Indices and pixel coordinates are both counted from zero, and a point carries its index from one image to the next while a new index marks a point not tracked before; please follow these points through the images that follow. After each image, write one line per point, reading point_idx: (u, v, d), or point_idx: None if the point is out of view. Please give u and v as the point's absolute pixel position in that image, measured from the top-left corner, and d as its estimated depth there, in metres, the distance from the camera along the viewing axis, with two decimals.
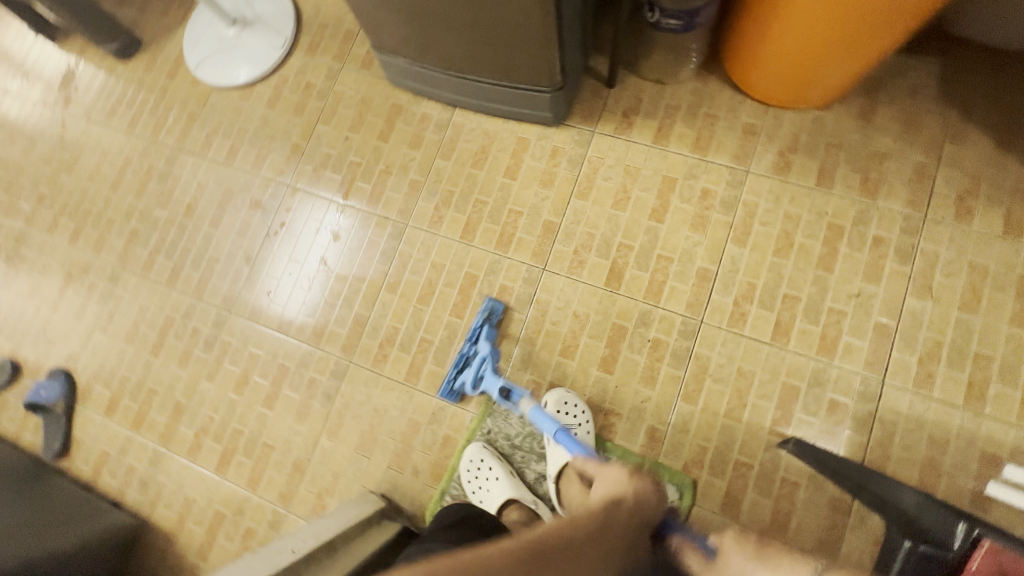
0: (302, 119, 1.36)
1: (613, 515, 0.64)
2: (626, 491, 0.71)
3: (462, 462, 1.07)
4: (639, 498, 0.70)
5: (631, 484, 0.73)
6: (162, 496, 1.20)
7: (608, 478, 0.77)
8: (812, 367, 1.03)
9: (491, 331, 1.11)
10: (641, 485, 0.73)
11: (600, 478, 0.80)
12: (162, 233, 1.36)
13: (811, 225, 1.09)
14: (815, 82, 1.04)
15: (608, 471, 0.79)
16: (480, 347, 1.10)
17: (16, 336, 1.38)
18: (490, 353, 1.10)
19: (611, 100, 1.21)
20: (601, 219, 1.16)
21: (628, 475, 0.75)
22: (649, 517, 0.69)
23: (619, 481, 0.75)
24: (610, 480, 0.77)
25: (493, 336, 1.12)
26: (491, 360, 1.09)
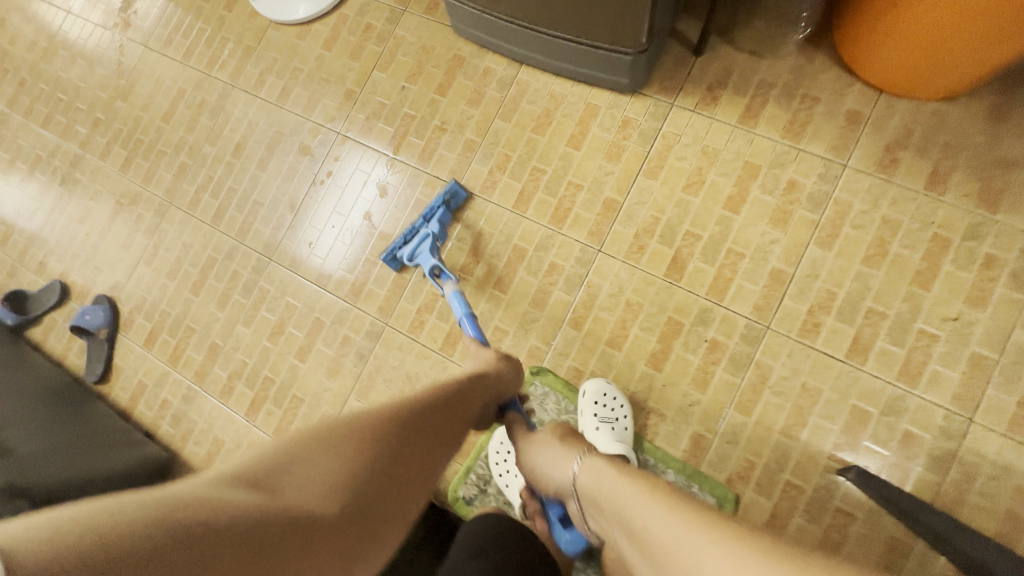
0: (358, 64, 1.28)
1: (476, 386, 0.76)
2: (489, 370, 0.80)
3: (492, 444, 1.04)
4: (494, 372, 0.81)
5: (495, 366, 0.82)
6: (193, 433, 1.22)
7: (481, 359, 0.84)
8: (889, 393, 0.92)
9: (445, 215, 1.11)
10: (501, 368, 0.82)
11: (473, 359, 0.87)
12: (210, 171, 1.34)
13: (911, 234, 0.96)
14: (947, 71, 0.89)
15: (481, 355, 0.86)
16: (431, 226, 1.10)
17: (65, 258, 1.40)
18: (439, 231, 1.10)
19: (697, 70, 1.08)
20: (669, 203, 1.06)
21: (494, 358, 0.83)
22: (503, 392, 0.81)
23: (486, 362, 0.83)
24: (479, 361, 0.84)
25: (446, 220, 1.12)
26: (435, 238, 1.08)
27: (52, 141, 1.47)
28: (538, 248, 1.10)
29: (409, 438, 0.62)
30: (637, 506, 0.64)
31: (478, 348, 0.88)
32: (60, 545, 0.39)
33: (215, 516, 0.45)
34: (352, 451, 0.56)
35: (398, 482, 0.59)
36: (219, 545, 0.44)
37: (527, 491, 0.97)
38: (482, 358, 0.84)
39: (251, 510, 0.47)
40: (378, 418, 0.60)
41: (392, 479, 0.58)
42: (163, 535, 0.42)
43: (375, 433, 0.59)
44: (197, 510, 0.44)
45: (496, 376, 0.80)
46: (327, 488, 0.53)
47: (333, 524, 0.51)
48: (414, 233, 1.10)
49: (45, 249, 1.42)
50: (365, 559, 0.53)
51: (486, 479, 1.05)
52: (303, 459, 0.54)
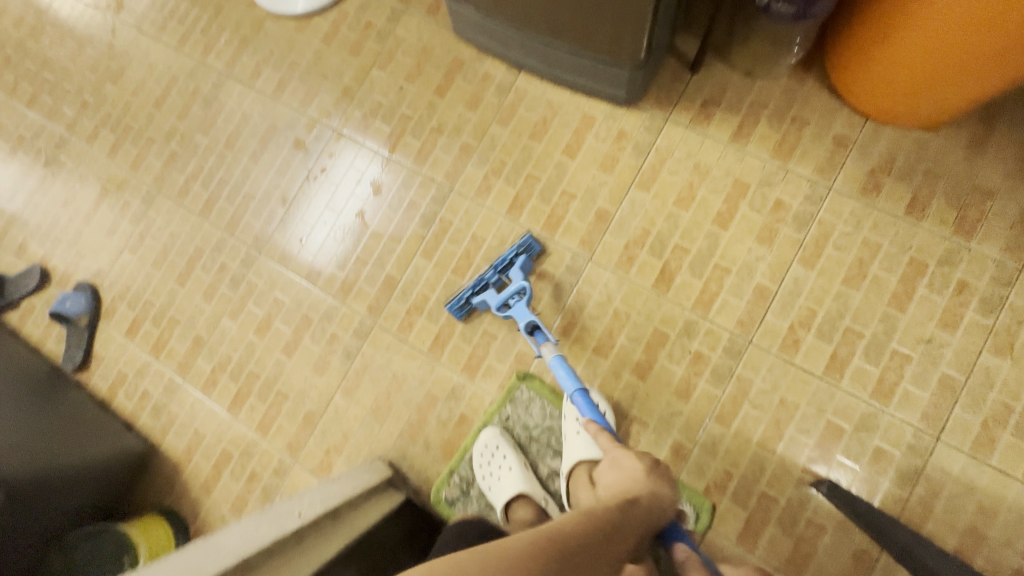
0: (357, 61, 1.28)
1: (623, 515, 0.58)
2: (640, 489, 0.68)
3: (477, 446, 1.04)
4: (648, 494, 0.66)
5: (642, 485, 0.69)
6: (173, 425, 1.20)
7: (624, 470, 0.74)
8: (862, 410, 0.96)
9: (525, 264, 1.05)
10: (654, 488, 0.69)
11: (613, 464, 0.77)
12: (201, 160, 1.32)
13: (890, 257, 0.99)
14: (928, 100, 0.93)
15: (626, 461, 0.76)
16: (514, 276, 1.03)
17: (47, 242, 1.37)
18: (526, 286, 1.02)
19: (692, 87, 1.11)
20: (660, 216, 1.08)
21: (644, 476, 0.71)
22: (661, 518, 0.65)
23: (632, 478, 0.72)
24: (624, 474, 0.74)
25: (526, 268, 1.06)
26: (524, 292, 1.02)
27: (37, 122, 1.44)
28: (534, 255, 1.09)
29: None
30: None
31: (615, 446, 0.79)
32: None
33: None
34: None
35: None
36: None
37: (509, 495, 0.98)
38: (629, 474, 0.72)
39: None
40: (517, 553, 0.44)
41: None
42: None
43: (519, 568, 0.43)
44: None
45: (648, 500, 0.65)
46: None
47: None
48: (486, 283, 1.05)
49: (25, 231, 1.39)
50: None
51: (469, 481, 1.06)
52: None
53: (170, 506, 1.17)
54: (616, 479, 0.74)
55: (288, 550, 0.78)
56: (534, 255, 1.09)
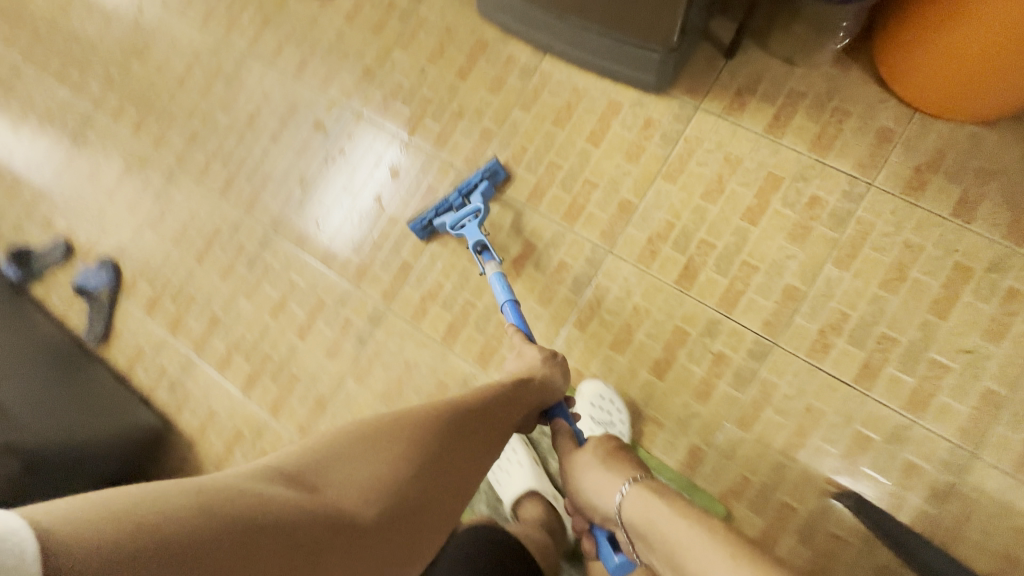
0: (379, 40, 1.25)
1: (517, 391, 0.76)
2: (534, 376, 0.81)
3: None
4: (540, 379, 0.81)
5: (538, 371, 0.82)
6: (189, 403, 1.21)
7: (525, 358, 0.85)
8: (894, 422, 0.90)
9: (486, 187, 1.07)
10: (547, 375, 0.82)
11: (516, 354, 0.87)
12: (221, 139, 1.32)
13: (933, 261, 0.93)
14: (987, 91, 0.86)
15: (528, 352, 0.86)
16: (474, 200, 1.05)
17: (72, 217, 1.39)
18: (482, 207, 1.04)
19: (727, 73, 1.05)
20: (686, 209, 1.04)
21: (541, 363, 0.83)
22: (550, 397, 0.81)
23: (531, 363, 0.83)
24: (525, 361, 0.85)
25: (489, 193, 1.08)
26: (480, 213, 1.03)
27: (64, 97, 1.45)
28: (498, 181, 1.12)
29: (450, 443, 0.63)
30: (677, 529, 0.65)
31: (522, 340, 0.89)
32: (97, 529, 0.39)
33: (260, 515, 0.46)
34: (396, 450, 0.59)
35: (442, 486, 0.61)
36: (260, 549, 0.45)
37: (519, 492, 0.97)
38: (528, 361, 0.84)
39: (294, 508, 0.49)
40: (425, 419, 0.63)
41: (431, 479, 0.60)
42: (208, 537, 0.43)
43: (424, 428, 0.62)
44: (243, 509, 0.46)
45: (539, 383, 0.80)
46: (369, 489, 0.55)
47: (373, 528, 0.54)
48: (450, 206, 1.08)
49: (52, 205, 1.41)
50: (410, 552, 0.56)
51: None
52: (348, 457, 0.56)
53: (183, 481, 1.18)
54: (516, 365, 0.85)
55: None
56: (497, 182, 1.11)
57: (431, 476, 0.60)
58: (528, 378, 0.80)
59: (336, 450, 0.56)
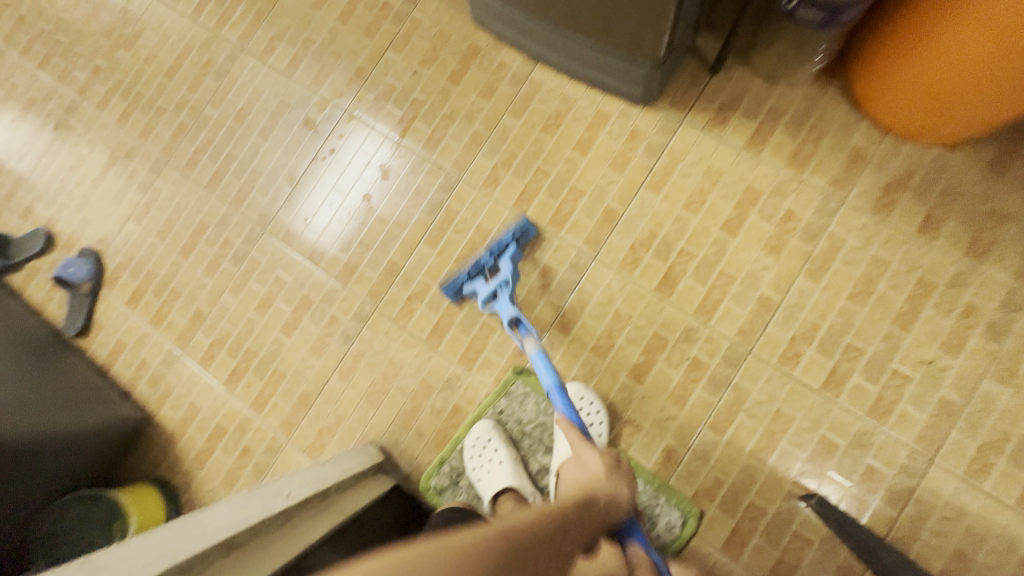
0: (372, 42, 1.26)
1: (586, 510, 0.70)
2: (598, 490, 0.76)
3: (469, 437, 1.04)
4: (606, 494, 0.75)
5: (603, 484, 0.77)
6: (170, 397, 1.21)
7: (587, 467, 0.81)
8: (858, 427, 0.95)
9: (517, 253, 1.05)
10: (612, 488, 0.77)
11: (578, 460, 0.83)
12: (210, 133, 1.31)
13: (898, 275, 0.98)
14: (951, 119, 0.91)
15: (590, 459, 0.82)
16: (503, 266, 1.04)
17: (53, 206, 1.37)
18: (512, 277, 1.03)
19: (710, 89, 1.09)
20: (668, 218, 1.07)
21: (606, 476, 0.79)
22: (619, 517, 0.75)
23: (595, 474, 0.79)
24: (587, 471, 0.81)
25: (517, 257, 1.06)
26: (510, 284, 1.03)
27: (48, 84, 1.43)
28: (527, 240, 1.09)
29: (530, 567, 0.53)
30: None
31: (581, 443, 0.85)
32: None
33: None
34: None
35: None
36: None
37: (497, 487, 0.99)
38: (590, 471, 0.80)
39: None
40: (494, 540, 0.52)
41: None
42: None
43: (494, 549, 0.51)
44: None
45: (605, 498, 0.75)
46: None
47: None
48: (481, 268, 1.05)
49: (32, 193, 1.39)
50: None
51: (459, 471, 1.06)
52: None
53: (162, 476, 1.18)
54: (578, 476, 0.81)
55: (276, 531, 0.77)
56: (526, 239, 1.09)
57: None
58: (594, 495, 0.74)
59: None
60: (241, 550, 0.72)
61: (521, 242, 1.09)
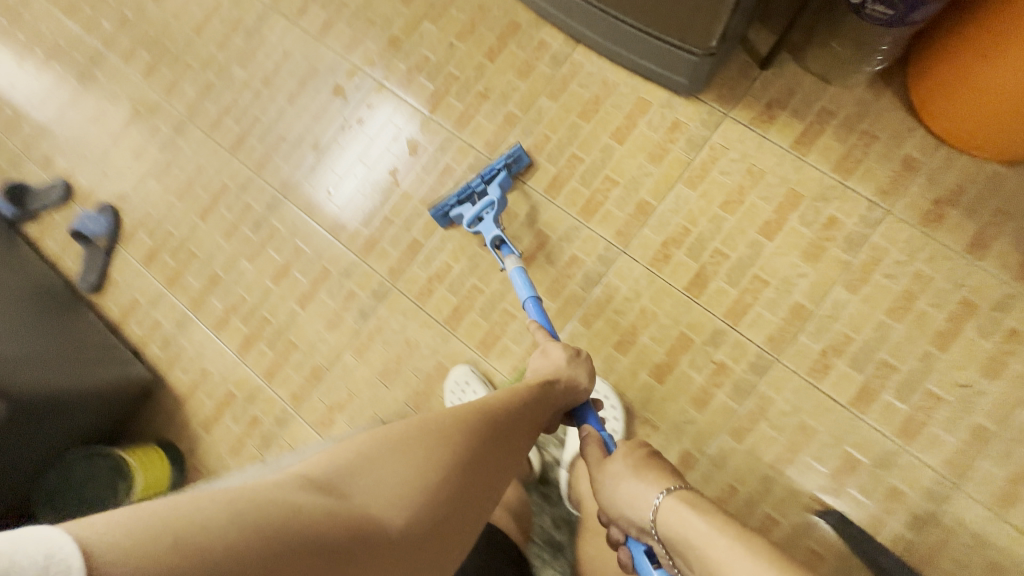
0: (409, 11, 1.21)
1: (545, 392, 0.74)
2: (557, 379, 0.78)
3: (450, 380, 1.05)
4: (564, 382, 0.78)
5: (563, 372, 0.79)
6: (181, 360, 1.20)
7: (550, 358, 0.81)
8: (884, 447, 0.92)
9: (506, 178, 1.05)
10: (571, 375, 0.80)
11: (542, 352, 0.84)
12: (236, 94, 1.28)
13: (941, 293, 0.94)
14: (1014, 131, 0.86)
15: (554, 351, 0.82)
16: (491, 190, 1.03)
17: (73, 158, 1.34)
18: (498, 199, 1.02)
19: (759, 84, 1.04)
20: (703, 216, 1.03)
21: (566, 365, 0.80)
22: (574, 400, 0.79)
23: (556, 364, 0.80)
24: (550, 361, 0.81)
25: (506, 184, 1.06)
26: (496, 205, 1.01)
27: (73, 32, 1.40)
28: (520, 168, 1.09)
29: (484, 445, 0.62)
30: None
31: (548, 339, 0.86)
32: (137, 551, 0.37)
33: (299, 517, 0.45)
34: (428, 452, 0.57)
35: (473, 486, 0.59)
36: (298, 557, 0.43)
37: None
38: (552, 359, 0.81)
39: (324, 514, 0.47)
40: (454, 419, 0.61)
41: (455, 488, 0.57)
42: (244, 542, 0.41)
43: (447, 430, 0.60)
44: (277, 513, 0.44)
45: (564, 382, 0.78)
46: (400, 494, 0.54)
47: (400, 538, 0.51)
48: (471, 193, 1.05)
49: (52, 144, 1.36)
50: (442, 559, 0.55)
51: None
52: (376, 463, 0.55)
53: (169, 439, 1.17)
54: (541, 365, 0.82)
55: None
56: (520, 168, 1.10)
57: (459, 485, 0.58)
58: (556, 381, 0.78)
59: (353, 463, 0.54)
60: None
61: (513, 170, 1.08)
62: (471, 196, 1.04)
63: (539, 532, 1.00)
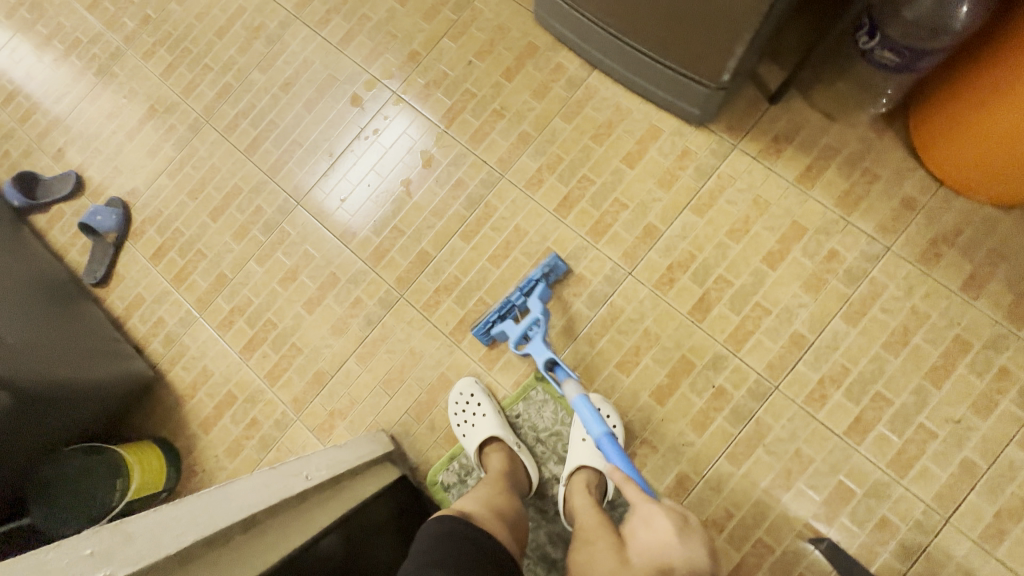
0: (430, 27, 1.24)
1: None
2: (674, 567, 0.68)
3: (454, 392, 1.06)
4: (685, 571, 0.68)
5: (679, 557, 0.69)
6: (183, 359, 1.20)
7: (657, 534, 0.71)
8: (876, 477, 0.94)
9: (546, 290, 1.04)
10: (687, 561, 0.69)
11: (645, 522, 0.74)
12: (254, 98, 1.30)
13: (936, 329, 0.97)
14: (1009, 178, 0.90)
15: (659, 523, 0.72)
16: (533, 304, 1.03)
17: (86, 151, 1.35)
18: (542, 315, 1.02)
19: (767, 118, 1.07)
20: (708, 242, 1.06)
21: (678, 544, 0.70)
22: None
23: (668, 544, 0.70)
24: (656, 537, 0.72)
25: (545, 295, 1.05)
26: (541, 323, 1.01)
27: (95, 28, 1.41)
28: (558, 276, 1.08)
29: None
30: None
31: (645, 501, 0.75)
32: None
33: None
34: None
35: None
36: None
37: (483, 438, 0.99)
38: (663, 540, 0.70)
39: None
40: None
41: None
42: None
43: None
44: None
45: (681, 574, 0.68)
46: None
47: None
48: (512, 308, 1.05)
49: (66, 136, 1.37)
50: None
51: (468, 470, 1.05)
52: None
53: (166, 437, 1.16)
54: (646, 539, 0.72)
55: (293, 508, 0.75)
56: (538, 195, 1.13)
57: None
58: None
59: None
60: (258, 527, 0.68)
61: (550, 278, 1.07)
62: (511, 308, 1.05)
63: (535, 548, 1.01)
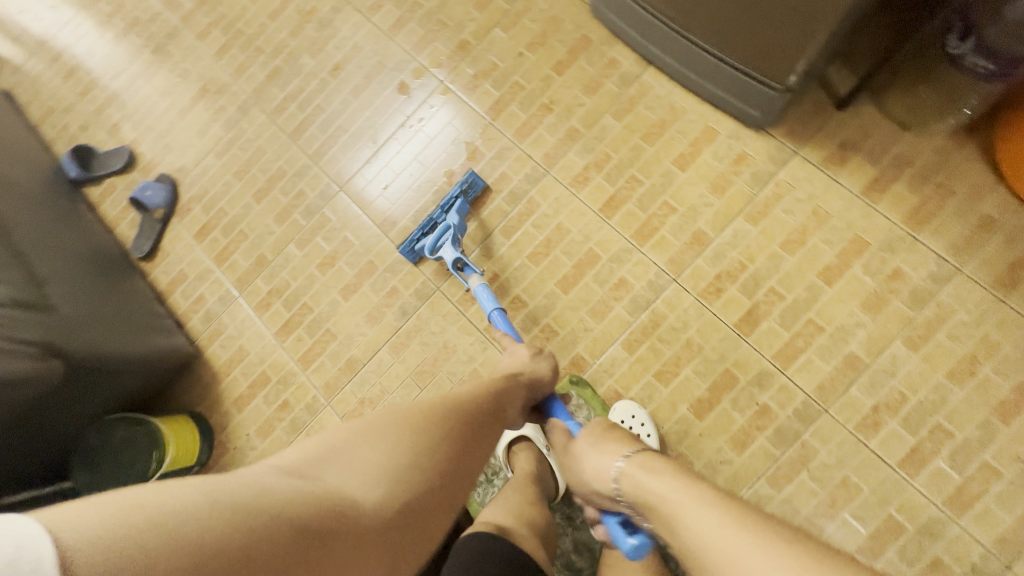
0: (481, 16, 1.22)
1: (512, 382, 0.79)
2: (523, 374, 0.83)
3: None
4: (529, 372, 0.83)
5: (531, 369, 0.84)
6: (221, 337, 1.21)
7: (517, 358, 0.86)
8: (932, 514, 0.88)
9: (463, 204, 1.08)
10: (536, 370, 0.84)
11: (510, 355, 0.88)
12: (302, 82, 1.30)
13: (1009, 361, 0.90)
14: None
15: (519, 352, 0.87)
16: (450, 217, 1.06)
17: (139, 128, 1.38)
18: (458, 225, 1.05)
19: (833, 124, 1.01)
20: (761, 253, 1.01)
21: (530, 360, 0.85)
22: (539, 391, 0.84)
23: (522, 363, 0.85)
24: (516, 360, 0.86)
25: (464, 210, 1.09)
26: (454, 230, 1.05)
27: (154, 8, 1.44)
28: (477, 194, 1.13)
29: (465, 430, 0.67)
30: (692, 513, 0.61)
31: (515, 345, 0.90)
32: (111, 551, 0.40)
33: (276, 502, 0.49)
34: (408, 435, 0.62)
35: (457, 477, 0.64)
36: (283, 537, 0.47)
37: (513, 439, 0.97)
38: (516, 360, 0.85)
39: (298, 500, 0.50)
40: (431, 406, 0.66)
41: (442, 483, 0.62)
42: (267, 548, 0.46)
43: (435, 417, 0.65)
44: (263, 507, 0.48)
45: (527, 374, 0.83)
46: (372, 482, 0.57)
47: (369, 524, 0.54)
48: (434, 224, 1.09)
49: (121, 112, 1.40)
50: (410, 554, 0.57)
51: (495, 470, 1.03)
52: (354, 453, 0.58)
53: (201, 412, 1.19)
54: (509, 364, 0.86)
55: None
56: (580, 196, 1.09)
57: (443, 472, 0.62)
58: (522, 376, 0.82)
59: (359, 433, 0.60)
60: None
61: (470, 197, 1.12)
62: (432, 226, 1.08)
63: (560, 555, 0.98)
